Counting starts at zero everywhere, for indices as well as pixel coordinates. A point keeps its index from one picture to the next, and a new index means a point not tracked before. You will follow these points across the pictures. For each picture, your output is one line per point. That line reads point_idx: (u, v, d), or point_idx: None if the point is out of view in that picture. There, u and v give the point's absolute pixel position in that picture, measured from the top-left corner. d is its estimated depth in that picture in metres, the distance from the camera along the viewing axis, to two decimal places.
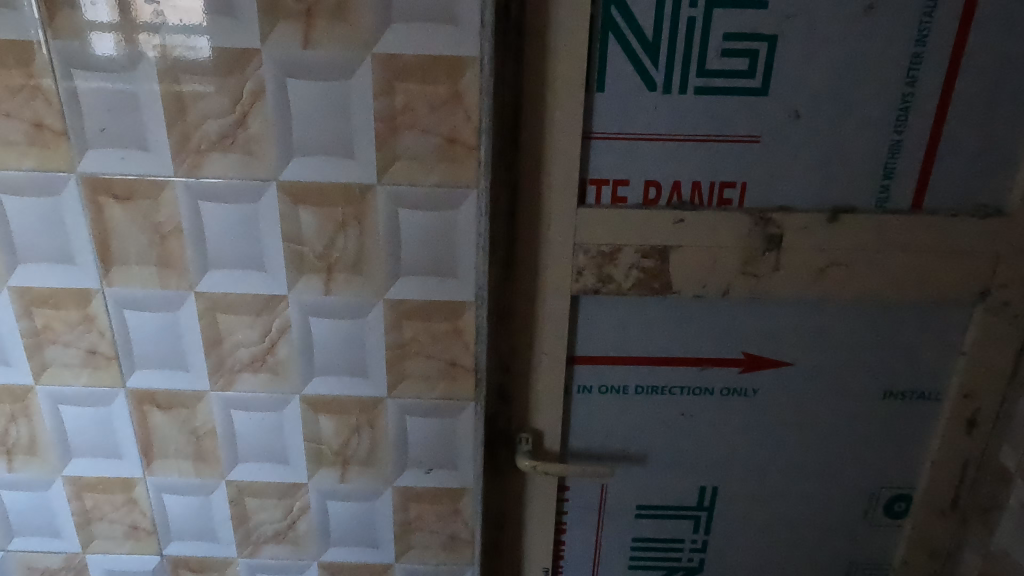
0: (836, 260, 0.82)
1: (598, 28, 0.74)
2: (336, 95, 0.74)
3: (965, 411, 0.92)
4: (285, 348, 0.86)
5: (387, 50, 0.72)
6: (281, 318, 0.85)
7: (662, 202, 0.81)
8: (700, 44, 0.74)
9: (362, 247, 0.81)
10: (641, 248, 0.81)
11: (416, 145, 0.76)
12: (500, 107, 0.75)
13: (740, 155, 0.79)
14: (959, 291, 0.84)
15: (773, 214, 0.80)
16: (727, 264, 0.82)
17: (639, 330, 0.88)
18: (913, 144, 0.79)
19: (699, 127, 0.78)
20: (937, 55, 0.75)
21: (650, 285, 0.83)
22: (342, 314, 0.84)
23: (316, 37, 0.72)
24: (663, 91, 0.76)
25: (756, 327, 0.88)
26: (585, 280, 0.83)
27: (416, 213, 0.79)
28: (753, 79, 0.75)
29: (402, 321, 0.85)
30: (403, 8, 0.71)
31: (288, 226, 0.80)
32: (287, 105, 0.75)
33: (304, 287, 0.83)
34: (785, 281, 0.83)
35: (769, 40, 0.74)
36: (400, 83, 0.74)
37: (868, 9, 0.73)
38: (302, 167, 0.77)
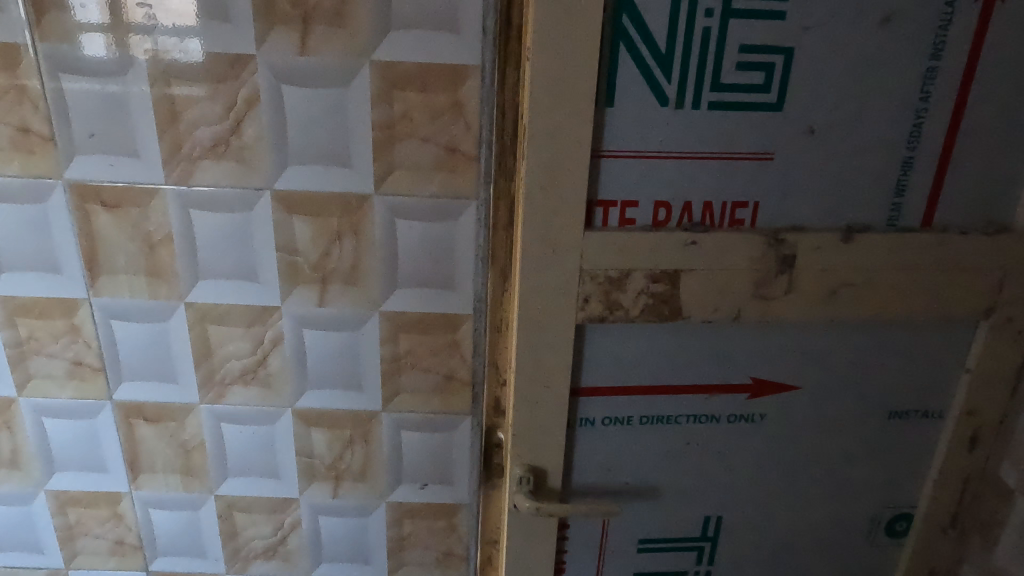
0: (848, 281, 0.81)
1: (609, 37, 0.71)
2: (332, 102, 0.73)
3: (968, 428, 0.91)
4: (276, 361, 0.84)
5: (386, 58, 0.71)
6: (273, 329, 0.82)
7: (672, 223, 0.79)
8: (715, 56, 0.73)
9: (358, 257, 0.79)
10: (651, 273, 0.78)
11: (415, 155, 0.75)
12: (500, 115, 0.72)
13: (755, 175, 0.78)
14: (966, 310, 0.84)
15: (787, 235, 0.78)
16: (739, 288, 0.80)
17: (645, 354, 0.86)
18: (925, 160, 0.79)
19: (711, 145, 0.77)
20: (949, 70, 0.75)
21: (660, 311, 0.80)
22: (337, 327, 0.82)
23: (313, 43, 0.70)
24: (676, 105, 0.75)
25: (762, 351, 0.88)
26: (591, 308, 0.78)
27: (415, 224, 0.78)
28: (769, 93, 0.75)
29: (398, 334, 0.83)
30: (404, 14, 0.70)
31: (281, 236, 0.78)
32: (282, 112, 0.73)
33: (298, 298, 0.81)
34: (796, 303, 0.81)
35: (785, 53, 0.73)
36: (398, 91, 0.72)
37: (885, 20, 0.73)
38: (297, 176, 0.75)
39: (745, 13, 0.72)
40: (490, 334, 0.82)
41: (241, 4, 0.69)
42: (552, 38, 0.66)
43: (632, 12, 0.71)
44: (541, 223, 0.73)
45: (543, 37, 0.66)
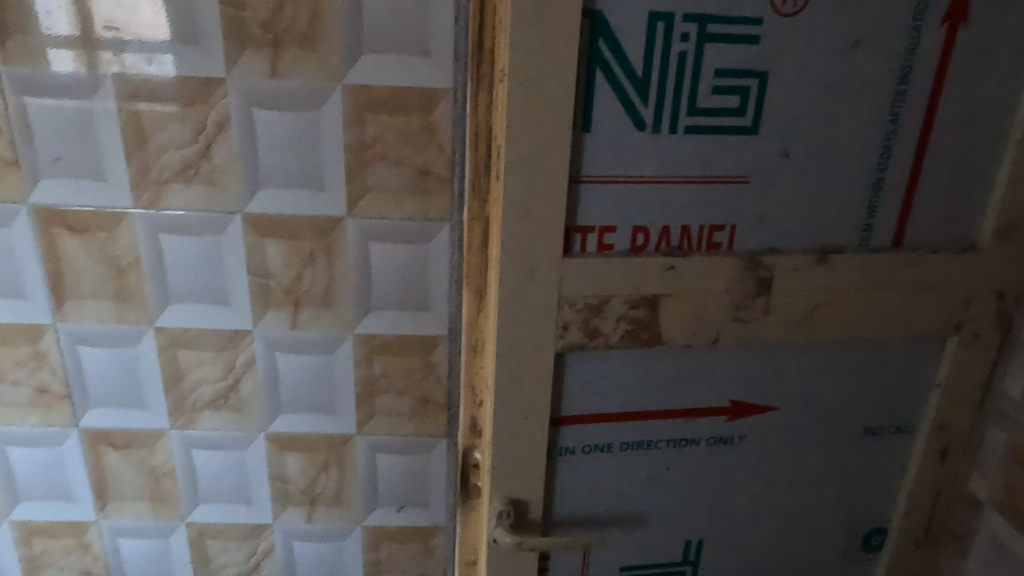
0: (822, 301, 0.86)
1: (586, 61, 0.74)
2: (303, 126, 0.72)
3: (939, 442, 0.97)
4: (249, 385, 0.83)
5: (358, 81, 0.71)
6: (245, 353, 0.81)
7: (650, 247, 0.83)
8: (691, 80, 0.77)
9: (331, 280, 0.78)
10: (630, 298, 0.82)
11: (389, 178, 0.74)
12: (473, 139, 0.73)
13: (733, 198, 0.82)
14: (934, 328, 0.89)
15: (764, 258, 0.83)
16: (718, 311, 0.84)
17: (627, 377, 0.90)
18: (896, 180, 0.84)
19: (689, 169, 0.80)
20: (915, 93, 0.80)
21: (640, 337, 0.84)
22: (310, 349, 0.81)
23: (284, 66, 0.70)
24: (652, 129, 0.78)
25: (740, 374, 0.93)
26: (570, 335, 0.81)
27: (389, 247, 0.77)
28: (744, 117, 0.79)
29: (373, 356, 0.82)
30: (377, 37, 0.69)
31: (253, 259, 0.77)
32: (253, 136, 0.72)
33: (270, 322, 0.80)
34: (772, 325, 0.86)
35: (760, 77, 0.77)
36: (370, 115, 0.72)
37: (855, 45, 0.77)
38: (270, 199, 0.74)
39: (720, 37, 0.75)
40: (465, 355, 0.82)
41: (211, 27, 0.68)
42: (525, 63, 0.66)
43: (608, 36, 0.74)
44: (517, 247, 0.74)
45: (518, 62, 0.66)
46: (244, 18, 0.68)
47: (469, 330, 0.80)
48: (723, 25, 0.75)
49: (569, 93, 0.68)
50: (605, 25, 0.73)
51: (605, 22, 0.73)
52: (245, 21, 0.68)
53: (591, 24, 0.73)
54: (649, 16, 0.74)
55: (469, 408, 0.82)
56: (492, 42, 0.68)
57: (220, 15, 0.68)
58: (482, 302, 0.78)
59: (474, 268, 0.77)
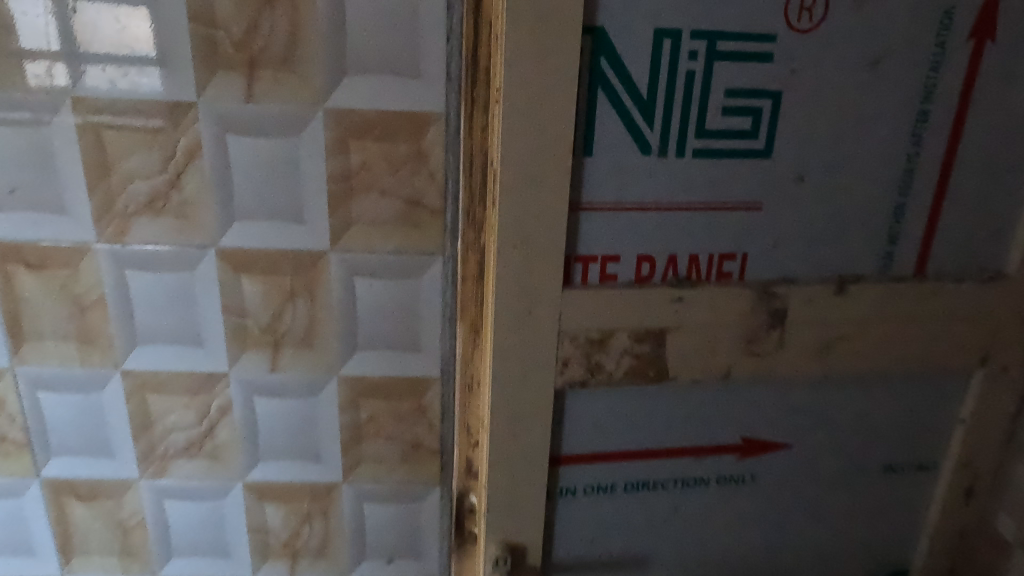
0: (840, 333, 0.80)
1: (587, 81, 0.69)
2: (281, 154, 0.66)
3: (964, 479, 0.91)
4: (224, 432, 0.77)
5: (341, 105, 0.65)
6: (220, 398, 0.75)
7: (656, 277, 0.77)
8: (699, 101, 0.71)
9: (313, 319, 0.72)
10: (635, 332, 0.76)
11: (375, 209, 0.69)
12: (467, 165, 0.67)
13: (744, 225, 0.77)
14: (959, 361, 0.84)
15: (778, 288, 0.78)
16: (728, 345, 0.79)
17: (632, 414, 0.84)
18: (918, 206, 0.79)
19: (697, 195, 0.75)
20: (940, 113, 0.75)
21: (645, 373, 0.79)
22: (291, 393, 0.75)
23: (259, 89, 0.64)
24: (658, 153, 0.73)
25: (752, 410, 0.87)
26: (571, 372, 0.76)
27: (375, 283, 0.71)
28: (757, 139, 0.73)
29: (359, 399, 0.76)
30: (361, 57, 0.64)
31: (228, 297, 0.71)
32: (226, 165, 0.66)
33: (246, 364, 0.74)
34: (786, 359, 0.80)
35: (773, 97, 0.72)
36: (355, 141, 0.66)
37: (876, 62, 0.72)
38: (246, 233, 0.69)
39: (731, 55, 0.70)
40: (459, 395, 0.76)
41: (183, 48, 0.63)
42: (524, 85, 0.61)
43: (611, 54, 0.68)
44: (515, 280, 0.68)
45: (515, 83, 0.61)
46: (218, 37, 0.62)
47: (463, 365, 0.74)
48: (734, 43, 0.70)
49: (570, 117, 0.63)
50: (608, 42, 0.68)
51: (607, 39, 0.68)
52: (218, 41, 0.62)
53: (592, 42, 0.67)
54: (654, 33, 0.68)
55: (463, 449, 0.76)
56: (486, 62, 0.62)
57: (192, 36, 0.62)
58: (477, 337, 0.72)
59: (468, 303, 0.71)
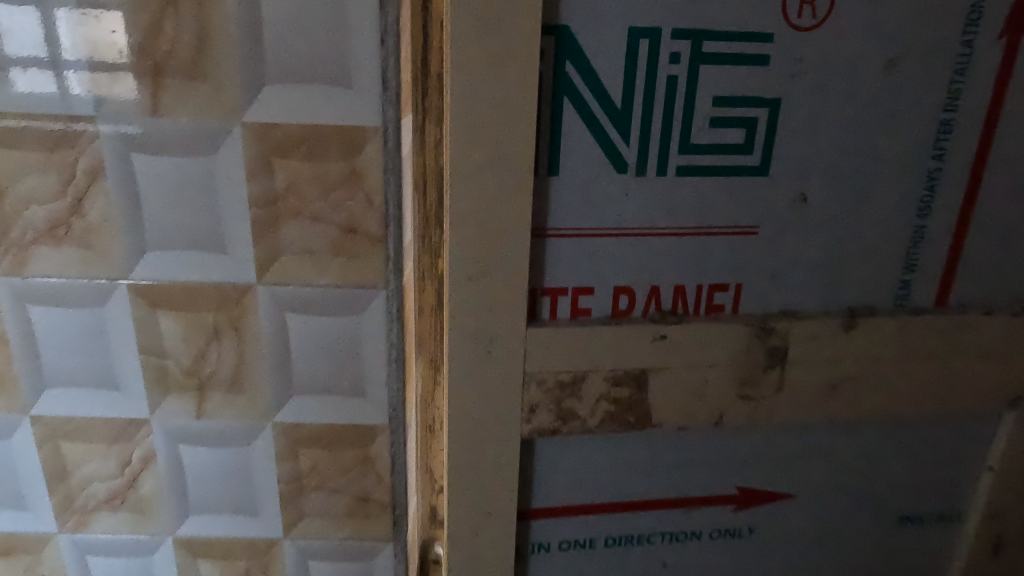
0: (850, 375, 0.70)
1: (550, 89, 0.59)
2: (194, 176, 0.57)
3: (991, 533, 0.80)
4: (148, 483, 0.68)
5: (261, 119, 0.56)
6: (142, 446, 0.67)
7: (636, 312, 0.68)
8: (684, 111, 0.61)
9: (241, 360, 0.64)
10: (611, 375, 0.67)
11: (305, 237, 0.60)
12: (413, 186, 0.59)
13: (737, 252, 0.67)
14: (987, 404, 0.73)
15: (776, 324, 0.68)
16: (719, 388, 0.69)
17: (611, 462, 0.75)
18: (940, 229, 0.68)
19: (683, 219, 0.65)
20: (966, 123, 0.64)
21: (624, 420, 0.69)
22: (221, 442, 0.67)
23: (165, 101, 0.55)
24: (636, 172, 0.63)
25: (749, 457, 0.77)
26: (539, 420, 0.66)
27: (311, 321, 0.63)
28: (751, 155, 0.64)
29: (298, 449, 0.67)
30: (282, 63, 0.55)
31: (145, 336, 0.63)
32: (132, 188, 0.58)
33: (169, 409, 0.65)
34: (787, 403, 0.70)
35: (770, 105, 0.62)
36: (279, 160, 0.57)
37: (890, 64, 0.61)
38: (160, 264, 0.60)
39: (719, 58, 0.60)
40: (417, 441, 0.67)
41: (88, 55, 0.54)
42: (475, 96, 0.53)
43: (578, 57, 0.58)
44: (472, 314, 0.60)
45: (462, 94, 0.53)
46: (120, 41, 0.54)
47: (422, 407, 0.65)
48: (723, 43, 0.60)
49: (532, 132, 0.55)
50: (574, 44, 0.58)
51: (573, 41, 0.58)
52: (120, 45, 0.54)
53: (556, 44, 0.58)
54: (629, 33, 0.59)
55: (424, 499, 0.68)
56: (439, 69, 0.54)
57: (96, 40, 0.54)
58: (435, 376, 0.64)
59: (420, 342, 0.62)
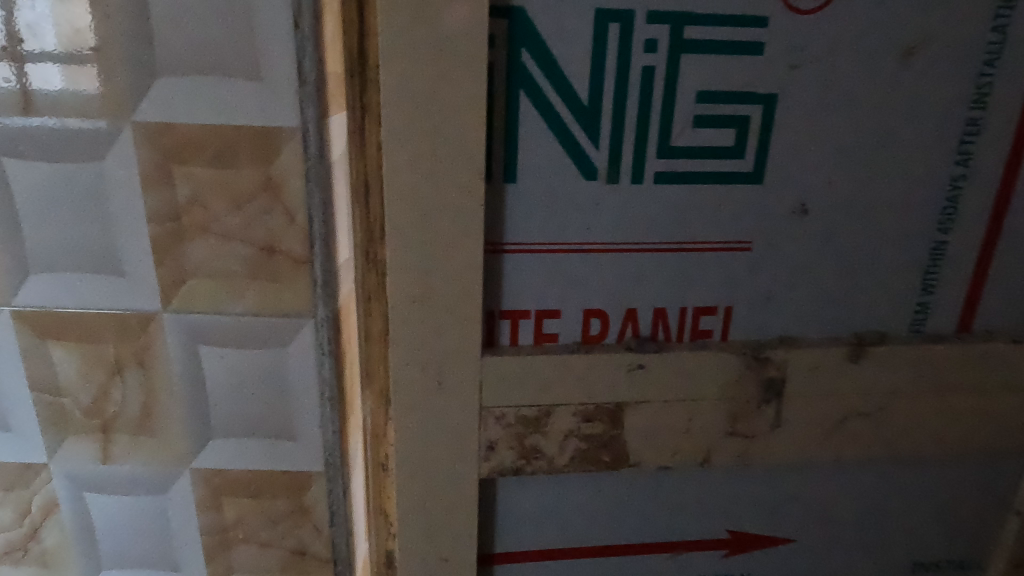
0: (859, 410, 0.60)
1: (503, 82, 0.50)
2: (81, 185, 0.49)
3: None
4: (52, 534, 0.60)
5: (158, 119, 0.47)
6: (41, 494, 0.58)
7: (610, 338, 0.58)
8: (662, 108, 0.52)
9: (149, 399, 0.55)
10: (581, 409, 0.57)
11: (217, 258, 0.51)
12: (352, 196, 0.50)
13: (728, 271, 0.57)
14: (1017, 444, 0.62)
15: (773, 352, 0.58)
16: (706, 425, 0.59)
17: (583, 504, 0.65)
18: (964, 245, 0.58)
19: (664, 232, 0.56)
20: (995, 123, 0.55)
21: (597, 458, 0.59)
22: (132, 490, 0.58)
23: (43, 98, 0.47)
24: (608, 179, 0.54)
25: (743, 499, 0.66)
26: (499, 458, 0.57)
27: (228, 353, 0.54)
28: (742, 159, 0.54)
29: (221, 497, 0.59)
30: (179, 53, 0.46)
31: (37, 370, 0.54)
32: (9, 200, 0.49)
33: (70, 453, 0.57)
34: (786, 441, 0.60)
35: (765, 101, 0.53)
36: (180, 167, 0.49)
37: (907, 54, 0.52)
38: (47, 289, 0.51)
39: (704, 46, 0.51)
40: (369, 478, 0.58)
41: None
42: (413, 91, 0.45)
43: (535, 44, 0.49)
44: (414, 345, 0.52)
45: (399, 91, 0.45)
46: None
47: (372, 443, 0.57)
48: (707, 28, 0.50)
49: (480, 135, 0.46)
50: (530, 29, 0.49)
51: (529, 26, 0.49)
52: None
53: (509, 29, 0.49)
54: (596, 16, 0.49)
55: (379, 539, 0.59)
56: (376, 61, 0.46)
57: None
58: (387, 409, 0.55)
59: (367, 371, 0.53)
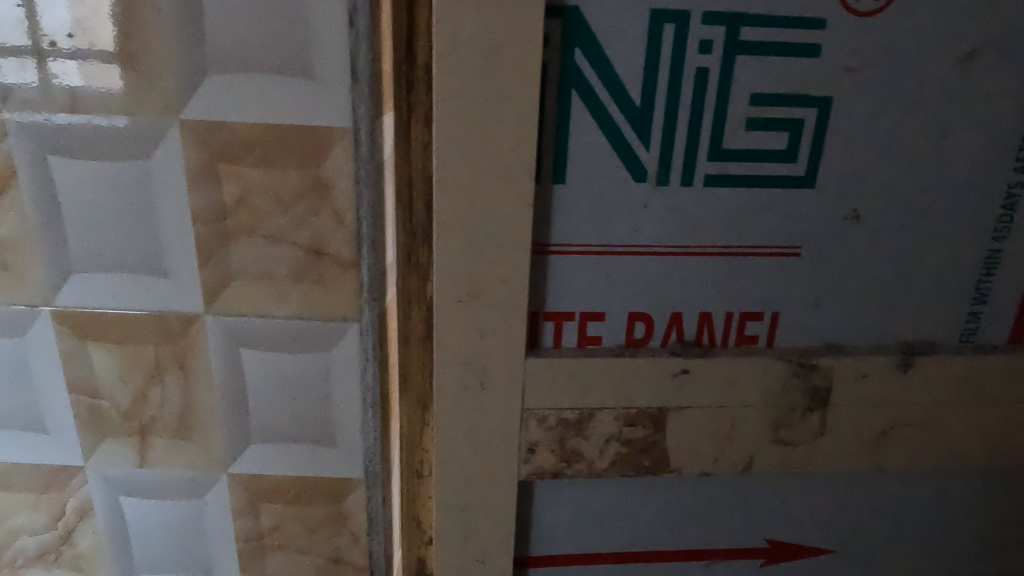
0: (904, 420, 0.58)
1: (555, 82, 0.48)
2: (126, 185, 0.48)
3: None
4: (86, 537, 0.59)
5: (205, 117, 0.46)
6: (76, 497, 0.57)
7: (655, 342, 0.56)
8: (715, 110, 0.50)
9: (189, 403, 0.54)
10: (624, 413, 0.55)
11: (262, 260, 0.50)
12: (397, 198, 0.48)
13: (781, 278, 0.55)
14: None
15: (819, 359, 0.56)
16: (751, 431, 0.57)
17: (621, 512, 0.63)
18: (1018, 253, 0.57)
19: (714, 236, 0.53)
20: None
21: (638, 463, 0.57)
22: (167, 494, 0.57)
23: (89, 96, 0.46)
24: (657, 182, 0.52)
25: (785, 510, 0.65)
26: (540, 460, 0.55)
27: (268, 355, 0.53)
28: (796, 163, 0.52)
29: (258, 502, 0.58)
30: (229, 50, 0.45)
31: (75, 372, 0.53)
32: (53, 198, 0.48)
33: (106, 456, 0.56)
34: (830, 451, 0.58)
35: (821, 104, 0.51)
36: (228, 167, 0.48)
37: (967, 58, 0.51)
38: (88, 290, 0.51)
39: (761, 47, 0.49)
40: (401, 481, 0.56)
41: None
42: (465, 89, 0.44)
43: (588, 44, 0.47)
44: (459, 349, 0.51)
45: (453, 89, 0.44)
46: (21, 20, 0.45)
47: (405, 450, 0.55)
48: (765, 29, 0.48)
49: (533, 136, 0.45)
50: (583, 27, 0.47)
51: (584, 25, 0.47)
52: (22, 27, 0.45)
53: (563, 28, 0.47)
54: (650, 16, 0.47)
55: (411, 539, 0.57)
56: (427, 61, 0.45)
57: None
58: (425, 414, 0.54)
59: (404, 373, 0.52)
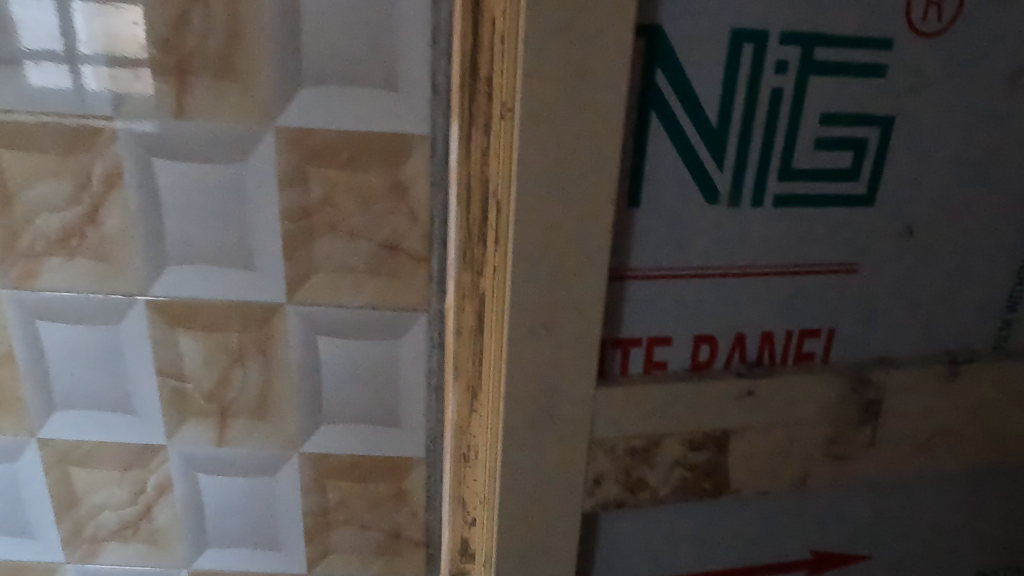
0: (949, 427, 0.55)
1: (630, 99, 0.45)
2: (223, 185, 0.52)
3: None
4: (163, 512, 0.63)
5: (300, 123, 0.51)
6: (157, 474, 0.61)
7: (718, 366, 0.52)
8: (788, 127, 0.47)
9: (267, 386, 0.58)
10: (691, 436, 0.51)
11: (341, 256, 0.54)
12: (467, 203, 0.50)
13: (851, 291, 0.52)
14: None
15: (874, 372, 0.53)
16: (807, 448, 0.54)
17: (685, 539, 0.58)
18: None
19: (787, 255, 0.50)
20: None
21: (698, 487, 0.53)
22: (241, 471, 0.61)
23: (195, 104, 0.50)
24: (730, 203, 0.48)
25: (850, 529, 0.60)
26: (604, 492, 0.51)
27: (343, 343, 0.57)
28: (858, 181, 0.49)
29: (325, 480, 0.62)
30: (323, 64, 0.49)
31: (165, 357, 0.57)
32: (155, 197, 0.52)
33: (188, 435, 0.60)
34: (880, 463, 0.56)
35: (884, 123, 0.48)
36: (315, 169, 0.52)
37: None
38: (181, 281, 0.55)
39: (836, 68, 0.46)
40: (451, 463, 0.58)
41: (76, 52, 0.49)
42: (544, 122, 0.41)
43: (668, 61, 0.44)
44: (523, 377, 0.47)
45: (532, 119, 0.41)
46: (108, 31, 0.48)
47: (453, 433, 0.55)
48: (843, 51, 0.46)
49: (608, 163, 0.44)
50: (665, 44, 0.44)
51: (667, 43, 0.44)
52: (129, 41, 0.49)
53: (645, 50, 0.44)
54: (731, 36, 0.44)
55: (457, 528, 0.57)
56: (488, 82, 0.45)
57: (82, 34, 0.48)
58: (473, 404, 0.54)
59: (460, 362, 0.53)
